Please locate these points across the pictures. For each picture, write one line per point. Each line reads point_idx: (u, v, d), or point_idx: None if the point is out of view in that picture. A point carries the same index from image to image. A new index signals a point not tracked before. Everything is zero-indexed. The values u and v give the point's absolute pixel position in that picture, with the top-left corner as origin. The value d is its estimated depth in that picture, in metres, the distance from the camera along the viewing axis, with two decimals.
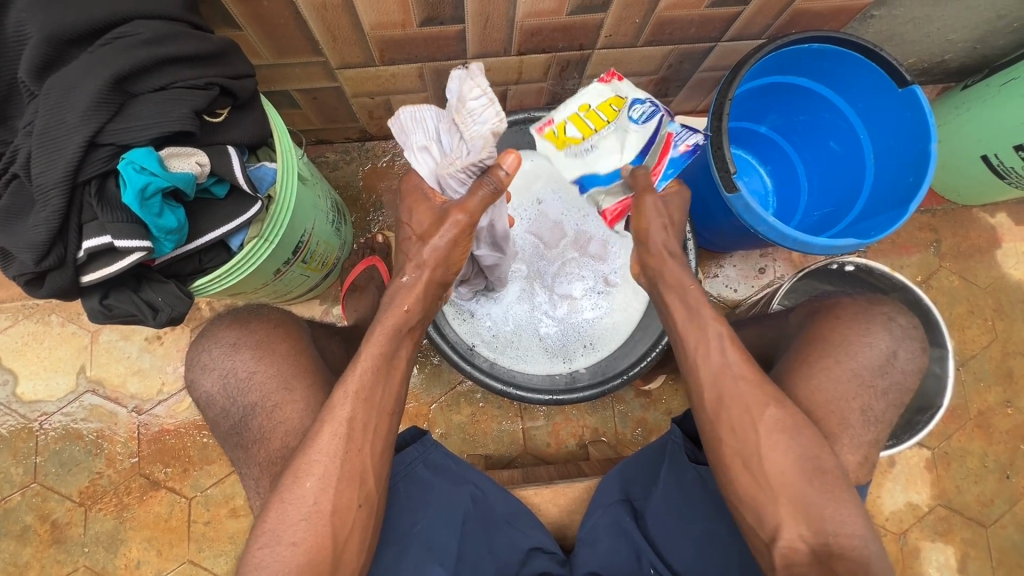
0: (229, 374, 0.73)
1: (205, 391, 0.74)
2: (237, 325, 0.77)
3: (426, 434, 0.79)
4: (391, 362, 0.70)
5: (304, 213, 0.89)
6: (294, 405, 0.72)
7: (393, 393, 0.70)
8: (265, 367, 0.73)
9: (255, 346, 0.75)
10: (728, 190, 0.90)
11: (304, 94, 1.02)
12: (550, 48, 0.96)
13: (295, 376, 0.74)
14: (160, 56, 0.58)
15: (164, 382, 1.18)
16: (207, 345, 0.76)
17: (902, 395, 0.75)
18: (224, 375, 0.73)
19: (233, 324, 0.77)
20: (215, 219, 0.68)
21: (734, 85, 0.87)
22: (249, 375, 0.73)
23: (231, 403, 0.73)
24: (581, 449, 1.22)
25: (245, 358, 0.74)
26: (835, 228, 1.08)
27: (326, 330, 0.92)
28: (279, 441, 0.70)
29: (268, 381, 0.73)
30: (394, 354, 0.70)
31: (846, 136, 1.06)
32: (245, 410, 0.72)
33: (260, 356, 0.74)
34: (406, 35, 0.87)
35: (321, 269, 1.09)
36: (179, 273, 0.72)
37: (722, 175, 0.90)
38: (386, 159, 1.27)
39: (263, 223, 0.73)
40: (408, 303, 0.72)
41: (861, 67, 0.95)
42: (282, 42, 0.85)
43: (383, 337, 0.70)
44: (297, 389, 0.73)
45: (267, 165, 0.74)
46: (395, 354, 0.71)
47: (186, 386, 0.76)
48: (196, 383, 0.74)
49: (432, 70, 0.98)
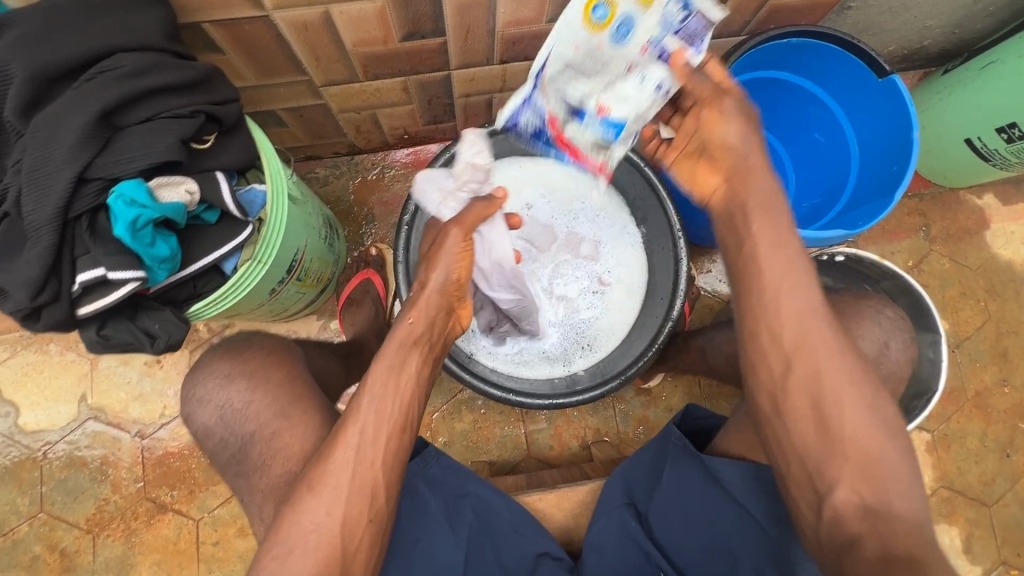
0: (225, 405, 0.74)
1: (202, 423, 0.74)
2: (231, 354, 0.77)
3: (428, 448, 0.80)
4: (397, 392, 0.68)
5: (296, 233, 0.90)
6: (293, 431, 0.72)
7: (400, 421, 0.68)
8: (262, 396, 0.73)
9: (248, 375, 0.75)
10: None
11: (290, 112, 1.02)
12: (531, 55, 0.97)
13: (290, 405, 0.73)
14: (144, 88, 0.59)
15: (165, 406, 1.18)
16: (202, 377, 0.76)
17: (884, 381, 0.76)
18: (219, 407, 0.74)
19: (227, 354, 0.77)
20: (207, 245, 0.69)
21: None
22: (244, 406, 0.73)
23: (229, 433, 0.73)
24: (584, 451, 1.23)
25: (240, 388, 0.74)
26: (824, 216, 1.09)
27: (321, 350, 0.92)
28: (277, 470, 0.70)
29: (264, 411, 0.73)
30: (398, 384, 0.68)
31: (829, 127, 1.07)
32: (244, 439, 0.73)
33: (263, 380, 0.74)
34: (389, 51, 0.88)
35: (315, 285, 1.10)
36: (175, 300, 0.73)
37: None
38: (376, 171, 1.28)
39: (256, 246, 0.74)
40: (412, 316, 0.73)
41: (840, 59, 0.96)
42: (265, 64, 0.86)
43: (389, 361, 0.69)
44: (294, 415, 0.72)
45: (257, 188, 0.75)
46: (402, 375, 0.69)
47: (183, 420, 0.76)
48: (193, 416, 0.75)
49: (417, 82, 0.99)
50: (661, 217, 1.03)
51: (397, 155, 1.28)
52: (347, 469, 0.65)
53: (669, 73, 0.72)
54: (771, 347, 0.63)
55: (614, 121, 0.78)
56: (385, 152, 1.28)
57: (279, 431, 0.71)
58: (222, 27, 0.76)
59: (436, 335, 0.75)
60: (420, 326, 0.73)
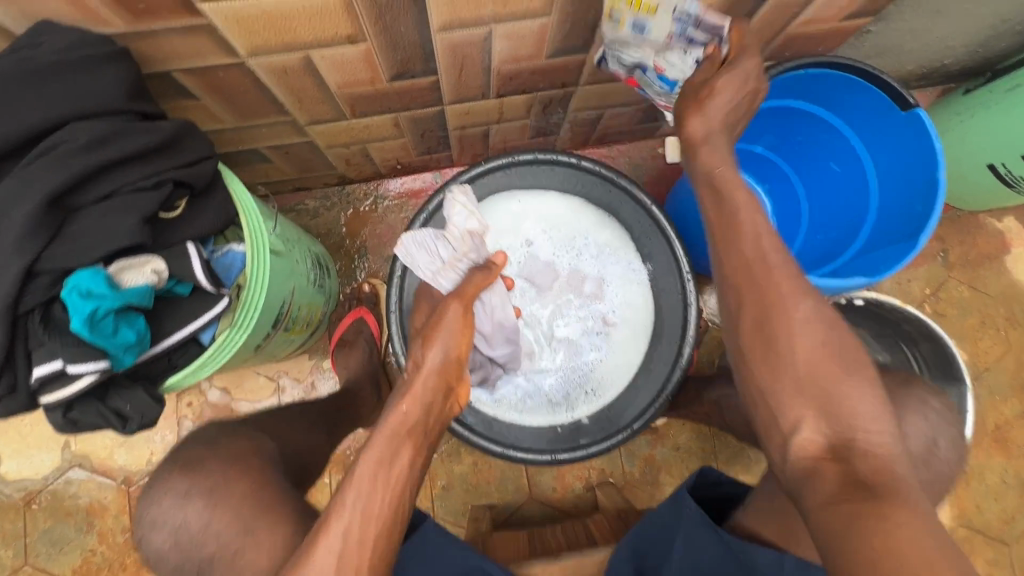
0: (181, 529, 0.64)
1: (156, 547, 0.65)
2: (188, 469, 0.67)
3: (426, 522, 0.77)
4: (384, 486, 0.61)
5: (281, 284, 0.84)
6: (260, 552, 0.62)
7: (387, 524, 0.61)
8: (224, 513, 0.64)
9: (208, 493, 0.65)
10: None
11: (275, 150, 0.96)
12: (530, 89, 0.90)
13: (255, 521, 0.64)
14: (100, 163, 0.54)
15: (152, 452, 1.14)
16: (156, 496, 0.66)
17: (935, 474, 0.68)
18: (174, 532, 0.65)
19: (184, 469, 0.67)
20: (182, 319, 0.64)
21: None
22: (203, 527, 0.64)
23: (185, 559, 0.64)
24: (588, 493, 1.19)
25: (197, 508, 0.64)
26: (840, 252, 1.02)
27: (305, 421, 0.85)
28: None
29: (224, 531, 0.64)
30: (386, 476, 0.62)
31: (846, 157, 1.01)
32: (201, 565, 0.64)
33: (230, 481, 0.66)
34: (377, 91, 0.81)
35: (305, 330, 1.05)
36: (148, 375, 0.67)
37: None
38: (368, 202, 1.22)
39: (234, 313, 0.68)
40: (406, 403, 0.65)
41: (859, 91, 0.90)
42: (244, 107, 0.80)
43: (377, 454, 0.62)
44: (261, 531, 0.63)
45: (235, 250, 0.70)
46: (393, 469, 0.62)
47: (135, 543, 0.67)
48: (145, 540, 0.66)
49: (408, 118, 0.93)
50: (670, 257, 0.99)
51: (391, 186, 1.22)
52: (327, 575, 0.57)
53: (704, 44, 0.67)
54: (762, 338, 0.58)
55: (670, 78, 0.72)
56: (377, 182, 1.22)
57: (251, 540, 0.63)
58: (194, 75, 0.70)
59: (434, 420, 0.67)
60: (415, 415, 0.65)
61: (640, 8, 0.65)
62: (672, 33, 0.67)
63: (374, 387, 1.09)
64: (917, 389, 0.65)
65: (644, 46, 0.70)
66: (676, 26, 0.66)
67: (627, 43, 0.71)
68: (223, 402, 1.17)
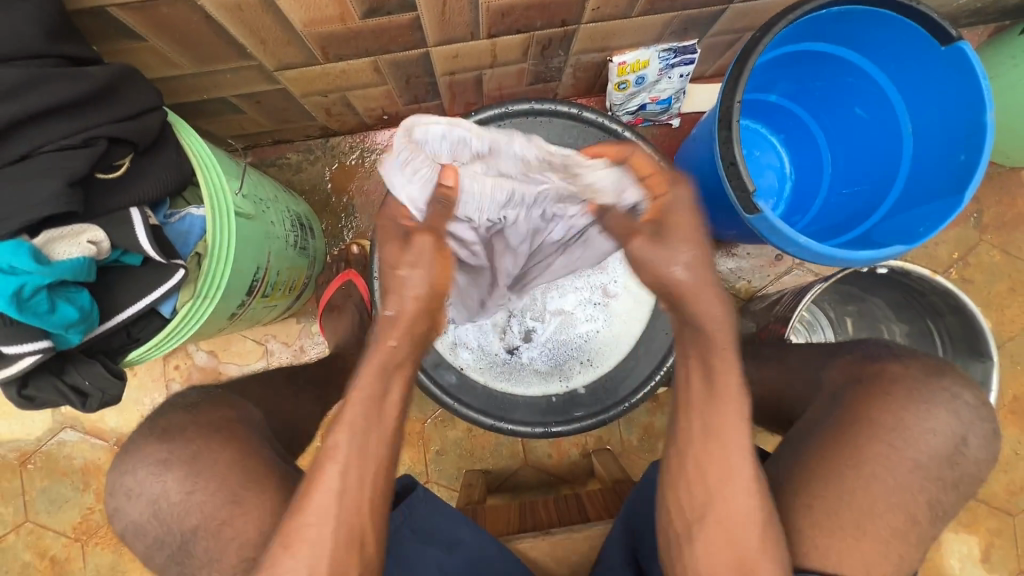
0: (158, 499, 0.65)
1: (132, 520, 0.66)
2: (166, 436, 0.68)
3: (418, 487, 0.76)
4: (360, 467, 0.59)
5: (257, 245, 0.78)
6: (244, 518, 0.64)
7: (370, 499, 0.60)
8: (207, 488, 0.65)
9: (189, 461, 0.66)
10: (748, 212, 0.76)
11: (244, 99, 0.88)
12: (525, 28, 0.80)
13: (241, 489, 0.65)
14: (15, 116, 0.47)
15: (143, 415, 1.13)
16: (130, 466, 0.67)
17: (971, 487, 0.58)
18: (152, 501, 0.65)
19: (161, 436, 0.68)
20: (135, 290, 0.58)
21: (741, 86, 0.73)
22: (181, 500, 0.65)
23: (166, 531, 0.65)
24: (584, 459, 1.17)
25: (177, 478, 0.65)
26: (868, 211, 0.93)
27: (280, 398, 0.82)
28: (228, 563, 0.63)
29: (208, 500, 0.65)
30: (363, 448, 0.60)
31: (874, 102, 0.90)
32: (184, 536, 0.64)
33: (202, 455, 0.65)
34: (350, 30, 0.72)
35: (289, 295, 0.99)
36: (106, 348, 0.62)
37: (739, 196, 0.76)
38: (354, 156, 1.13)
39: (195, 282, 0.63)
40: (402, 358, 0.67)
41: (893, 25, 0.79)
42: (202, 50, 0.71)
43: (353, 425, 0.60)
44: (246, 500, 0.65)
45: (193, 214, 0.64)
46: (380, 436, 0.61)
47: (108, 515, 0.67)
48: (120, 511, 0.66)
49: (389, 62, 0.83)
50: None
51: (379, 139, 1.13)
52: (321, 547, 0.57)
53: (684, 71, 0.98)
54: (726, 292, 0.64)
55: (665, 98, 1.05)
56: (364, 134, 1.12)
57: (238, 508, 0.64)
58: (134, 11, 0.61)
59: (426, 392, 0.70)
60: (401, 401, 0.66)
61: (639, 69, 0.97)
62: (662, 68, 0.97)
63: None
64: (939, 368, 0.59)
65: (648, 86, 1.02)
66: (662, 62, 0.95)
67: (635, 94, 1.03)
68: (211, 366, 1.14)
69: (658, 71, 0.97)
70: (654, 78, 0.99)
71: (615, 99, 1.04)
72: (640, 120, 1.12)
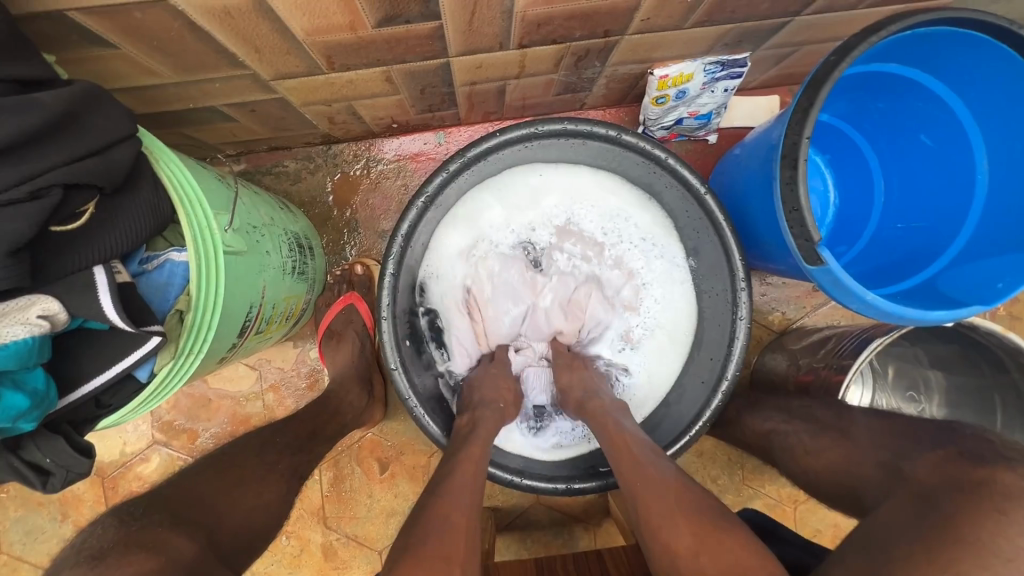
0: None
1: None
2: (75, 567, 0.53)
3: None
4: None
5: (250, 284, 0.69)
6: None
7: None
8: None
9: None
10: (809, 262, 0.67)
11: (237, 108, 0.77)
12: (562, 38, 0.69)
13: None
14: None
15: (126, 443, 1.04)
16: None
17: None
18: None
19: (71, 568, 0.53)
20: (101, 359, 0.49)
21: (813, 120, 0.63)
22: None
23: None
24: (600, 498, 1.09)
25: None
26: (930, 253, 0.84)
27: (273, 450, 0.73)
28: None
29: None
30: None
31: (946, 131, 0.80)
32: None
33: None
34: (361, 39, 0.61)
35: (286, 324, 0.90)
36: (72, 420, 0.53)
37: (802, 244, 0.67)
38: (359, 166, 1.03)
39: (178, 340, 0.54)
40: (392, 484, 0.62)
41: (983, 50, 0.68)
42: (186, 58, 0.60)
43: None
44: None
45: (173, 260, 0.54)
46: None
47: None
48: None
49: (404, 73, 0.72)
50: (721, 258, 0.80)
51: (386, 147, 1.02)
52: None
53: (730, 85, 0.88)
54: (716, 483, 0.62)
55: (704, 113, 0.95)
56: (370, 142, 1.02)
57: None
58: (100, 15, 0.50)
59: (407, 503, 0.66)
60: None
61: (680, 82, 0.86)
62: (706, 82, 0.87)
63: (364, 385, 0.96)
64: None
65: (688, 100, 0.91)
66: (708, 76, 0.85)
67: (673, 108, 0.93)
68: (199, 391, 1.05)
69: (701, 85, 0.87)
70: (696, 92, 0.89)
71: (650, 114, 0.94)
72: (675, 134, 1.02)
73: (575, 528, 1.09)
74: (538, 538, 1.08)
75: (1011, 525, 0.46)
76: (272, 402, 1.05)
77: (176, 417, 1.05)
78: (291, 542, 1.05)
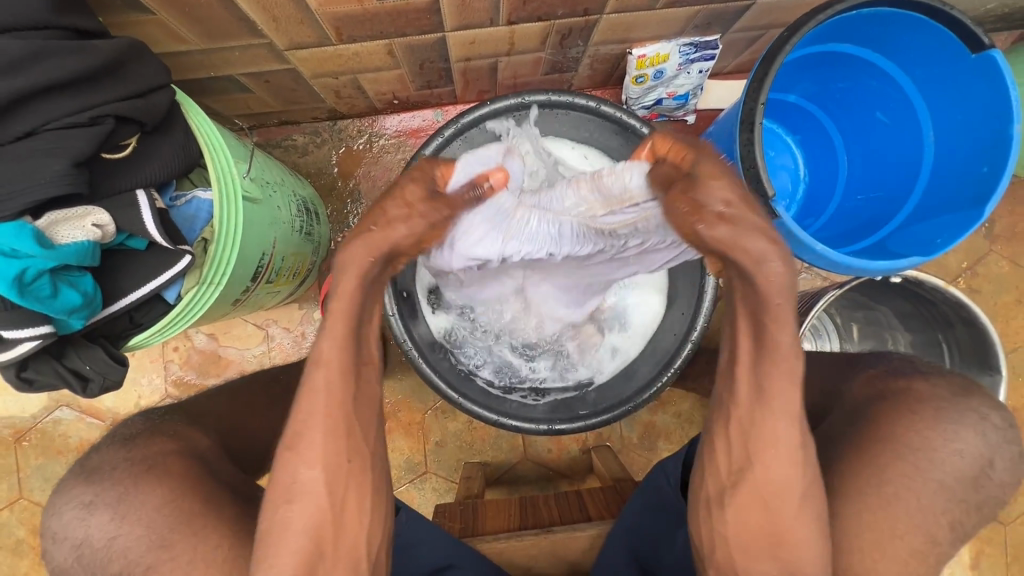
0: (82, 545, 0.55)
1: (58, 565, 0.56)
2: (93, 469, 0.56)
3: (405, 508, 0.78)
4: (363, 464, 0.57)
5: (263, 232, 0.76)
6: None
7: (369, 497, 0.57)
8: (129, 530, 0.54)
9: None
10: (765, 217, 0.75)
11: (253, 78, 0.85)
12: (546, 16, 0.78)
13: None
14: (20, 89, 0.45)
15: (140, 396, 1.12)
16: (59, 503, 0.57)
17: (995, 510, 0.56)
18: (76, 546, 0.55)
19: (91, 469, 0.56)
20: (139, 275, 0.56)
21: (767, 88, 0.71)
22: (107, 543, 0.54)
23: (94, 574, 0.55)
24: (584, 455, 1.16)
25: (102, 520, 0.55)
26: (884, 218, 0.92)
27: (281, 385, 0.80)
28: None
29: None
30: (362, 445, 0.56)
31: (896, 107, 0.89)
32: None
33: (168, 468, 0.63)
34: (366, 11, 0.69)
35: (292, 281, 0.97)
36: (109, 333, 0.61)
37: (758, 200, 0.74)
38: (362, 140, 1.11)
39: (202, 268, 0.62)
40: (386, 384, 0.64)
41: (922, 29, 0.77)
42: (212, 26, 0.69)
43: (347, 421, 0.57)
44: None
45: (200, 197, 0.62)
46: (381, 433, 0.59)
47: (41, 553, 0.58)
48: (48, 554, 0.57)
49: (404, 46, 0.80)
50: None
51: (387, 124, 1.10)
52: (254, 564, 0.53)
53: (703, 66, 0.96)
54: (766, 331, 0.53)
55: (682, 94, 1.03)
56: (372, 118, 1.10)
57: None
58: None
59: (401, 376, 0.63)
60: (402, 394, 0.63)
61: (657, 63, 0.95)
62: (681, 63, 0.95)
63: None
64: (970, 390, 0.58)
65: (666, 80, 0.99)
66: (682, 57, 0.93)
67: (652, 88, 1.01)
68: (210, 348, 1.12)
69: (677, 66, 0.95)
70: (672, 72, 0.97)
71: (631, 95, 1.02)
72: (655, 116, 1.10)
73: (560, 482, 1.16)
74: (525, 491, 1.15)
75: (919, 420, 0.55)
76: (278, 360, 1.13)
77: (187, 373, 1.12)
78: None
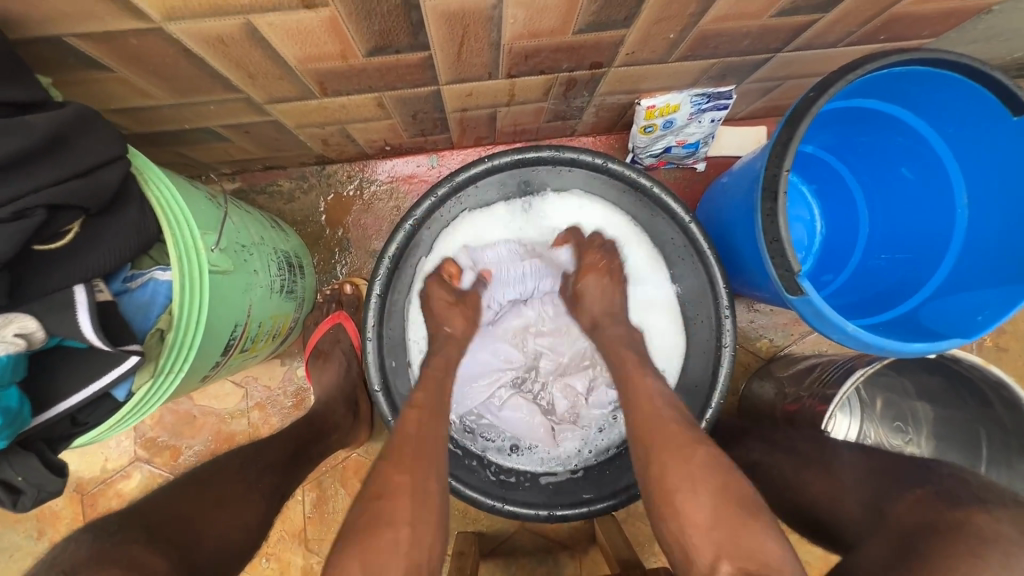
0: None
1: None
2: None
3: None
4: None
5: (237, 301, 0.69)
6: None
7: None
8: None
9: None
10: (790, 292, 0.68)
11: (232, 129, 0.78)
12: (549, 69, 0.71)
13: None
14: None
15: (107, 459, 1.03)
16: None
17: None
18: None
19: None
20: (78, 378, 0.49)
21: (793, 153, 0.65)
22: None
23: None
24: (586, 524, 1.08)
25: None
26: (914, 283, 0.85)
27: (253, 471, 0.72)
28: None
29: None
30: None
31: (925, 164, 0.82)
32: None
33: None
34: (352, 67, 0.63)
35: (273, 342, 0.90)
36: (50, 436, 0.53)
37: (782, 274, 0.67)
38: (352, 186, 1.04)
39: (157, 359, 0.54)
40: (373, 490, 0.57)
41: (954, 90, 0.71)
42: (180, 81, 0.62)
43: None
44: None
45: (156, 279, 0.55)
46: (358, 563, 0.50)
47: None
48: None
49: (395, 98, 0.74)
50: (704, 282, 0.80)
51: (379, 169, 1.03)
52: None
53: (716, 115, 0.89)
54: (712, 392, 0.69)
55: (692, 142, 0.96)
56: (363, 163, 1.03)
57: None
58: (95, 39, 0.52)
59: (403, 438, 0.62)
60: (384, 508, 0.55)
61: (667, 113, 0.88)
62: (692, 113, 0.88)
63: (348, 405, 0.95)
64: None
65: (675, 130, 0.93)
66: (694, 107, 0.87)
67: (661, 137, 0.94)
68: (184, 408, 1.04)
69: (688, 115, 0.89)
70: (682, 121, 0.91)
71: (636, 144, 0.96)
72: (662, 163, 1.03)
73: (560, 554, 1.07)
74: (522, 564, 1.06)
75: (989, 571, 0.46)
76: (257, 420, 1.04)
77: (159, 434, 1.04)
78: (270, 565, 1.03)
